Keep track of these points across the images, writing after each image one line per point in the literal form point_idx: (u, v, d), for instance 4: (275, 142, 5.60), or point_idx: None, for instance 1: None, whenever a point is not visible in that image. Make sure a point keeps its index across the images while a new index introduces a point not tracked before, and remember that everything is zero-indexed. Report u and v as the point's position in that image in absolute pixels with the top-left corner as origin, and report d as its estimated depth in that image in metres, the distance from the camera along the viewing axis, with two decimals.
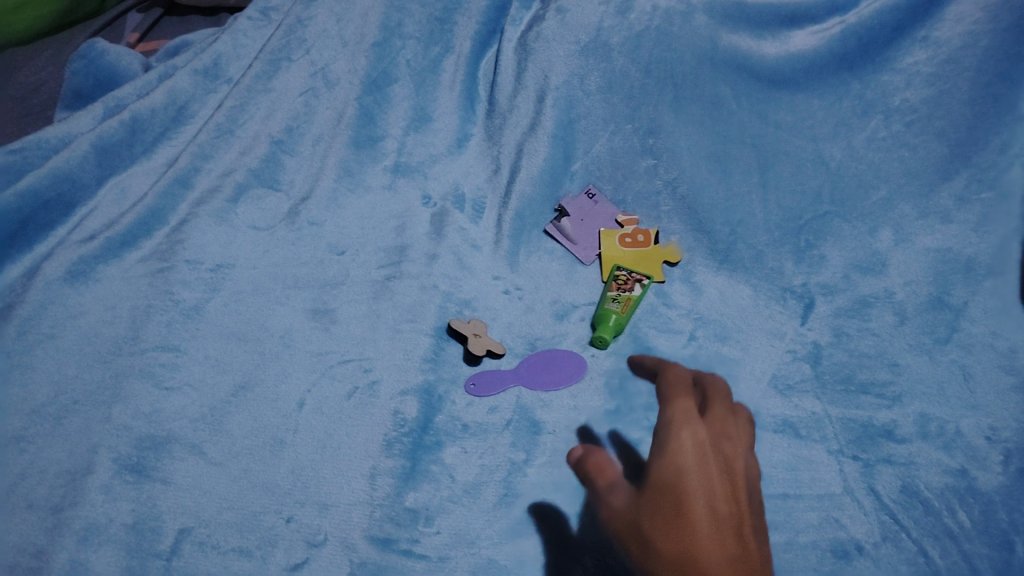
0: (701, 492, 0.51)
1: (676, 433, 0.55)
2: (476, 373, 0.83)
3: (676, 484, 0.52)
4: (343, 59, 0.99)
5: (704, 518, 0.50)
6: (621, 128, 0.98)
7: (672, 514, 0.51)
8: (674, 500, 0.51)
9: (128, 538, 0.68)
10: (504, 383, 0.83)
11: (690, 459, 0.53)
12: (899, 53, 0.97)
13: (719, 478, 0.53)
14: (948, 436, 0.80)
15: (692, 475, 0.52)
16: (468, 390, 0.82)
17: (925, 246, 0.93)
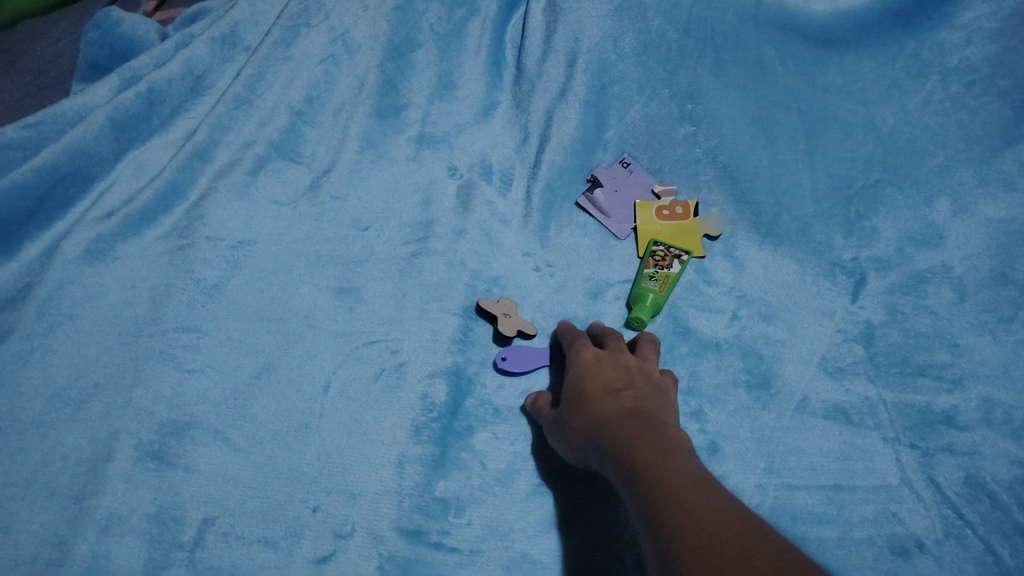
0: (595, 379, 0.64)
1: (574, 356, 0.70)
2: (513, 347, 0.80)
3: (577, 383, 0.65)
4: (363, 25, 0.95)
5: (597, 394, 0.62)
6: (658, 93, 0.93)
7: (577, 403, 0.63)
8: (577, 393, 0.64)
9: (151, 528, 0.66)
10: (536, 361, 0.78)
11: (583, 363, 0.67)
12: (957, 8, 0.89)
13: (608, 367, 0.66)
14: (1015, 423, 0.75)
15: (586, 371, 0.66)
16: (499, 366, 0.78)
17: (986, 217, 0.86)
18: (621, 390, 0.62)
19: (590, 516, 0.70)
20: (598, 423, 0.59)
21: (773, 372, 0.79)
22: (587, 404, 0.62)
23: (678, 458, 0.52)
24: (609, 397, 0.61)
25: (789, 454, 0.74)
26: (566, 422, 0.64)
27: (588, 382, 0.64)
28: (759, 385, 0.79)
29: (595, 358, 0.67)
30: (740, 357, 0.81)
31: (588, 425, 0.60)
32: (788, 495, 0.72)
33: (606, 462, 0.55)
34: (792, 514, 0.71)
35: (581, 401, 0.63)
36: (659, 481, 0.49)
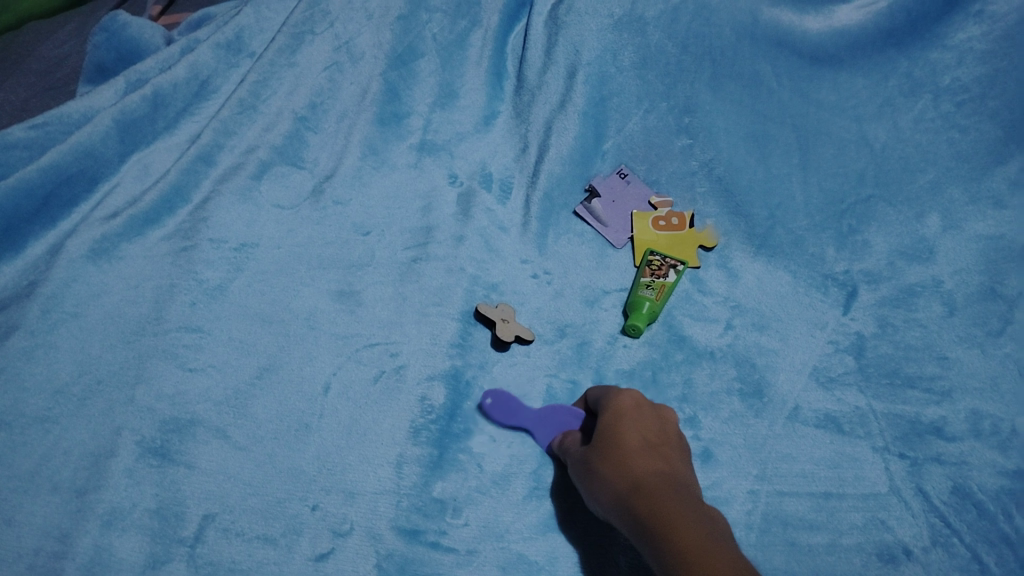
0: (631, 431, 0.64)
1: (608, 401, 0.68)
2: (500, 394, 0.77)
3: (614, 431, 0.64)
4: (367, 33, 0.96)
5: (637, 451, 0.62)
6: (656, 106, 0.94)
7: (613, 454, 0.62)
8: (614, 442, 0.63)
9: (153, 523, 0.67)
10: (516, 419, 0.76)
11: (619, 411, 0.66)
12: (950, 29, 0.92)
13: (645, 424, 0.65)
14: (1002, 435, 0.77)
15: (622, 420, 0.65)
16: (482, 402, 0.77)
17: (975, 233, 0.88)
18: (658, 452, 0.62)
19: (587, 516, 0.72)
20: (637, 481, 0.59)
21: (766, 382, 0.81)
22: (624, 457, 0.61)
23: (720, 542, 0.52)
24: (649, 458, 0.61)
25: (782, 461, 0.76)
26: (597, 470, 0.62)
27: (624, 432, 0.63)
28: (752, 394, 0.80)
29: (632, 407, 0.66)
30: (733, 365, 0.82)
31: (624, 481, 0.59)
32: (780, 502, 0.74)
33: (642, 529, 0.55)
34: (783, 520, 0.73)
35: (617, 452, 0.62)
36: (700, 564, 0.50)
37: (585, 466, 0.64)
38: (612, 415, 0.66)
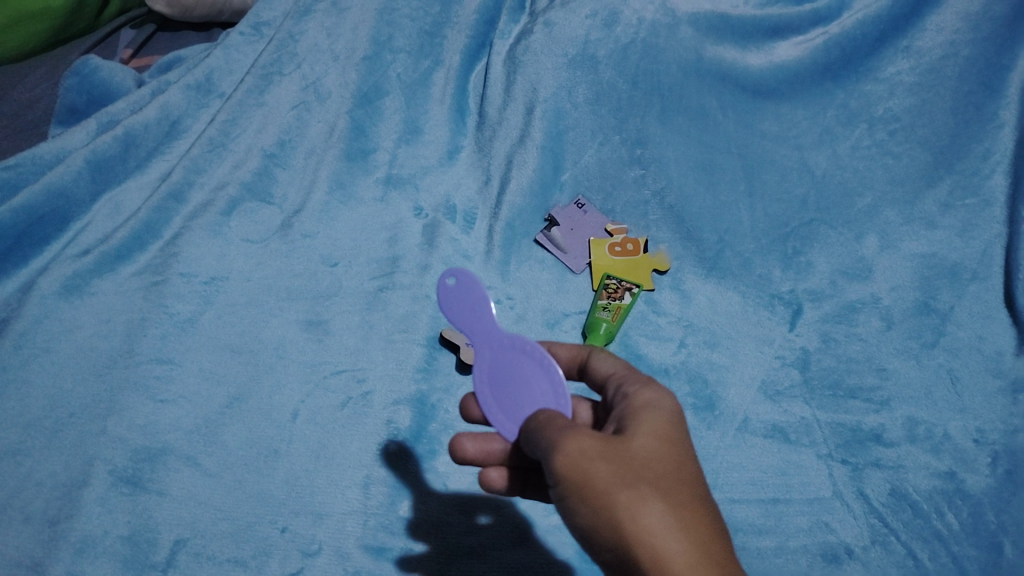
0: (658, 457, 0.49)
1: (639, 400, 0.53)
2: (476, 291, 0.60)
3: (655, 443, 0.49)
4: (334, 73, 1.00)
5: (682, 485, 0.48)
6: (609, 139, 0.99)
7: (654, 474, 0.48)
8: (657, 462, 0.49)
9: (124, 549, 0.69)
10: (468, 323, 0.60)
11: (665, 421, 0.51)
12: (881, 63, 0.99)
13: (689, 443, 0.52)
14: (935, 439, 0.83)
15: (671, 439, 0.50)
16: (445, 274, 0.60)
17: (910, 252, 0.94)
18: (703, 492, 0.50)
19: (526, 540, 0.74)
20: (688, 527, 0.46)
21: (717, 396, 0.86)
22: (672, 489, 0.48)
23: None
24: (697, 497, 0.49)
25: (732, 470, 0.81)
26: (625, 482, 0.47)
27: (654, 463, 0.48)
28: (704, 408, 0.85)
29: (675, 415, 0.52)
30: (687, 382, 0.87)
31: (671, 518, 0.46)
32: (731, 508, 0.79)
33: None
34: (733, 525, 0.78)
35: (663, 479, 0.48)
36: None
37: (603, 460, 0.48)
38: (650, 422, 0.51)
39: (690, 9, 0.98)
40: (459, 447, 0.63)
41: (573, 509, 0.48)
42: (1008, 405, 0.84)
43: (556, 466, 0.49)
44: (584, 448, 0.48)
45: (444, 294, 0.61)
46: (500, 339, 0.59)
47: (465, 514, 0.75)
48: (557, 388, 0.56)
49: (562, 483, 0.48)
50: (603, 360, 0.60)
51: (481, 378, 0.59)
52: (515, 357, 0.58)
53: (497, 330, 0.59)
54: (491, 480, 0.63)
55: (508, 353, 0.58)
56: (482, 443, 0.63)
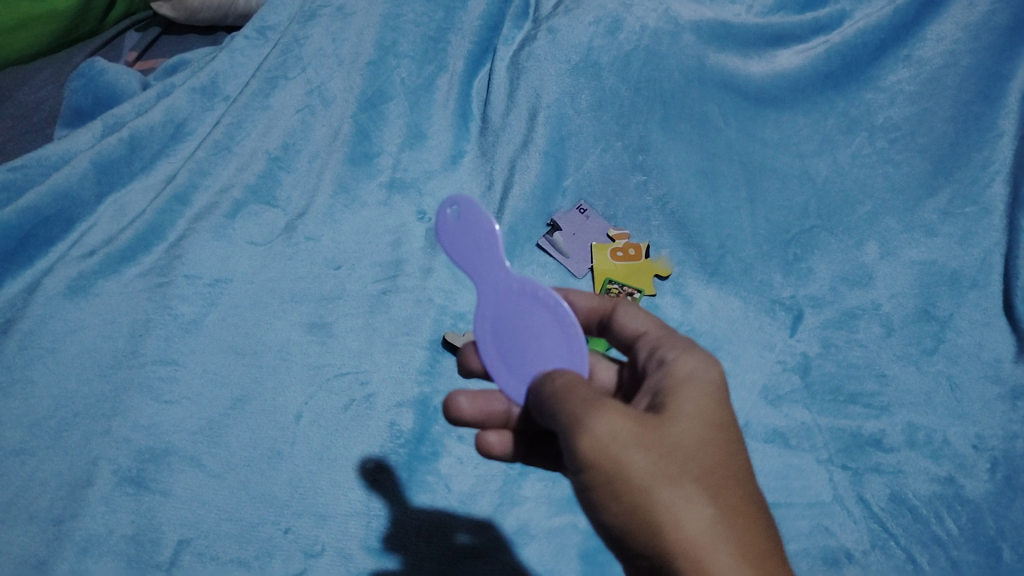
0: (693, 440, 0.49)
1: (679, 374, 0.52)
2: (482, 224, 0.58)
3: (691, 426, 0.49)
4: (338, 78, 1.00)
5: (717, 472, 0.49)
6: (612, 145, 1.00)
7: (687, 457, 0.48)
8: (691, 443, 0.48)
9: (129, 549, 0.70)
10: (466, 259, 0.59)
11: (703, 398, 0.51)
12: (882, 71, 1.00)
13: (730, 417, 0.52)
14: (935, 444, 0.83)
15: (711, 418, 0.50)
16: (444, 204, 0.59)
17: (910, 259, 0.95)
18: (744, 467, 0.50)
19: (493, 553, 0.74)
20: (722, 509, 0.47)
21: None
22: (707, 471, 0.48)
23: None
24: (734, 474, 0.49)
25: None
26: (657, 467, 0.47)
27: (690, 448, 0.48)
28: None
29: (713, 389, 0.52)
30: None
31: (702, 500, 0.47)
32: None
33: None
34: None
35: (699, 462, 0.48)
36: None
37: (633, 442, 0.47)
38: (685, 401, 0.51)
39: (694, 16, 0.98)
40: (455, 402, 0.63)
41: (597, 491, 0.48)
42: (1007, 412, 0.85)
43: (585, 449, 0.48)
44: (612, 427, 0.48)
45: (446, 228, 0.59)
46: (507, 282, 0.57)
47: (431, 535, 0.74)
48: (569, 338, 0.55)
49: (586, 465, 0.48)
50: (631, 317, 0.60)
51: (483, 325, 0.59)
52: (521, 304, 0.57)
53: (505, 271, 0.57)
54: (490, 443, 0.64)
55: (515, 299, 0.57)
56: (481, 401, 0.63)
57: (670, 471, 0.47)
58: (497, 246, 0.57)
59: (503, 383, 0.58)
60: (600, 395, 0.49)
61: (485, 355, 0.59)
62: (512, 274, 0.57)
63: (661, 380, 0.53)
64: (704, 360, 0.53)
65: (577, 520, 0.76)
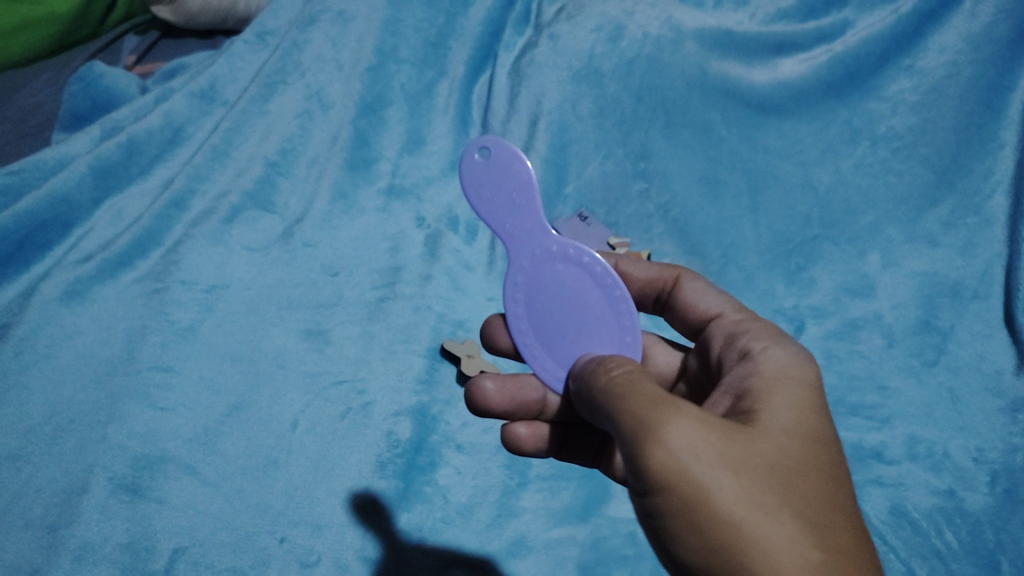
0: (784, 458, 0.44)
1: (768, 373, 0.51)
2: (516, 179, 0.56)
3: (780, 443, 0.45)
4: (338, 83, 1.00)
5: (813, 496, 0.44)
6: (613, 152, 0.99)
7: (778, 481, 0.43)
8: (781, 461, 0.44)
9: (123, 558, 0.68)
10: (496, 216, 0.57)
11: (793, 409, 0.48)
12: (884, 81, 0.99)
13: (827, 431, 0.48)
14: (935, 457, 0.83)
15: (805, 433, 0.47)
16: (471, 151, 0.57)
17: (912, 269, 0.96)
18: (844, 493, 0.46)
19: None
20: (824, 547, 0.42)
21: None
22: (803, 498, 0.43)
23: None
24: (834, 501, 0.45)
25: None
26: (746, 491, 0.42)
27: (783, 469, 0.44)
28: None
29: (802, 399, 0.49)
30: None
31: (798, 534, 0.42)
32: None
33: None
34: None
35: (794, 487, 0.43)
36: None
37: (717, 460, 0.42)
38: (773, 411, 0.47)
39: (696, 24, 0.96)
40: (483, 388, 0.60)
41: (671, 517, 0.42)
42: (1009, 425, 0.84)
43: (659, 464, 0.42)
44: (691, 439, 0.42)
45: (474, 185, 0.57)
46: (544, 245, 0.57)
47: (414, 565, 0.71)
48: (616, 309, 0.55)
49: (659, 484, 0.42)
50: (706, 297, 0.63)
51: (515, 295, 0.58)
52: (559, 269, 0.56)
53: (542, 233, 0.57)
54: (520, 435, 0.64)
55: (553, 264, 0.57)
56: (511, 389, 0.61)
57: (761, 497, 0.42)
58: (533, 204, 0.56)
59: (536, 358, 0.58)
60: (675, 400, 0.44)
61: (517, 328, 0.59)
62: (550, 236, 0.57)
63: (745, 382, 0.51)
64: (791, 361, 0.52)
65: (575, 532, 0.76)
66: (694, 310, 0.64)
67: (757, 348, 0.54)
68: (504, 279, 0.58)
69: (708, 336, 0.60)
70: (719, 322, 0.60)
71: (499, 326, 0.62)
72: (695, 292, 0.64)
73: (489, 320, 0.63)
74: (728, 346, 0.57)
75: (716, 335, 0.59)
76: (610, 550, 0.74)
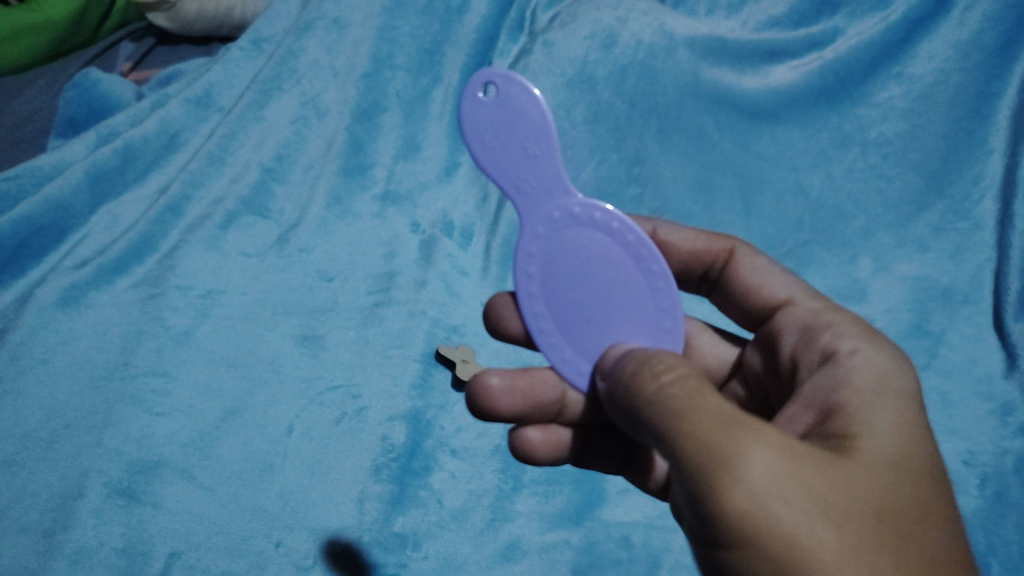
0: (880, 494, 0.42)
1: (859, 387, 0.48)
2: (533, 128, 0.52)
3: (876, 480, 0.42)
4: (333, 90, 1.01)
5: (914, 541, 0.41)
6: (607, 157, 0.97)
7: (874, 525, 0.41)
8: (877, 500, 0.41)
9: (119, 562, 0.68)
10: (501, 161, 0.53)
11: (890, 431, 0.45)
12: (874, 88, 1.00)
13: (926, 450, 0.46)
14: None
15: (904, 461, 0.44)
16: (476, 80, 0.52)
17: (903, 274, 0.97)
18: (949, 525, 0.44)
19: None
20: None
21: None
22: (904, 545, 0.41)
23: None
24: (939, 541, 0.42)
25: None
26: (847, 543, 0.39)
27: (879, 507, 0.41)
28: None
29: (897, 422, 0.46)
30: None
31: None
32: None
33: None
34: None
35: (896, 530, 0.41)
36: None
37: (810, 506, 0.39)
38: (867, 434, 0.45)
39: (688, 32, 0.97)
40: (489, 386, 0.57)
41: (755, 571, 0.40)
42: (999, 427, 0.86)
43: (741, 507, 0.39)
44: (778, 480, 0.39)
45: (480, 130, 0.53)
46: (567, 208, 0.53)
47: None
48: (652, 286, 0.53)
49: (740, 533, 0.39)
50: (776, 283, 0.60)
51: (529, 269, 0.54)
52: (583, 235, 0.53)
53: (562, 192, 0.53)
54: (532, 439, 0.63)
55: (577, 230, 0.53)
56: (523, 387, 0.58)
57: (864, 551, 0.39)
58: (553, 157, 0.52)
59: (555, 344, 0.55)
60: (751, 424, 0.41)
61: (529, 308, 0.55)
62: (572, 196, 0.53)
63: (831, 396, 0.48)
64: (881, 369, 0.49)
65: (569, 535, 0.76)
66: (756, 293, 0.61)
67: (842, 353, 0.51)
68: (516, 250, 0.54)
69: (777, 325, 0.58)
70: (790, 311, 0.58)
71: (508, 308, 0.60)
72: (757, 271, 0.62)
73: (498, 303, 0.61)
74: (804, 345, 0.54)
75: (787, 329, 0.57)
76: (603, 553, 0.75)
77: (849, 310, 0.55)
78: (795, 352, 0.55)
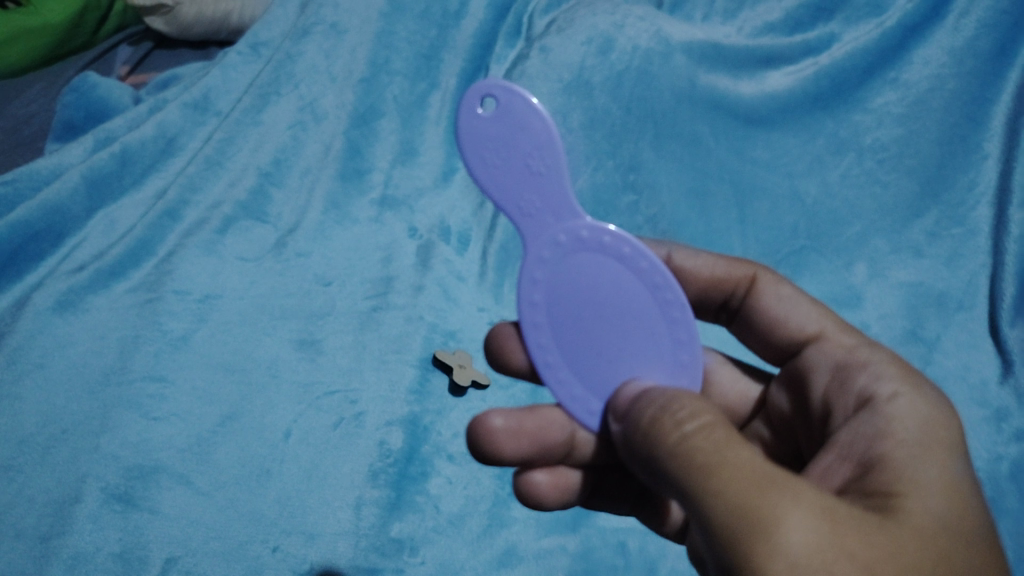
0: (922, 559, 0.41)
1: (898, 438, 0.47)
2: (536, 142, 0.52)
3: (920, 547, 0.41)
4: (331, 94, 1.01)
5: None
6: (603, 164, 0.97)
7: None
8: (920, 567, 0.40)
9: (116, 567, 0.68)
10: (494, 171, 0.53)
11: (931, 489, 0.44)
12: (870, 93, 1.01)
13: (969, 509, 0.45)
14: None
15: (945, 522, 0.43)
16: (474, 92, 0.52)
17: (899, 280, 0.98)
18: None
19: None
20: None
21: None
22: None
23: None
24: None
25: None
26: None
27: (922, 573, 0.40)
28: None
29: (940, 479, 0.45)
30: None
31: None
32: None
33: None
34: None
35: None
36: None
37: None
38: (912, 491, 0.44)
39: (684, 38, 0.98)
40: (493, 428, 0.57)
41: None
42: (993, 433, 0.87)
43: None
44: (817, 548, 0.38)
45: (481, 146, 0.52)
46: (574, 231, 0.53)
47: None
48: (669, 319, 0.53)
49: None
50: (804, 316, 0.60)
51: (533, 297, 0.54)
52: (592, 259, 0.53)
53: (571, 215, 0.53)
54: (537, 482, 0.62)
55: (585, 253, 0.53)
56: (529, 429, 0.58)
57: None
58: (557, 175, 0.53)
59: (562, 379, 0.55)
60: (788, 484, 0.40)
61: (534, 339, 0.55)
62: (579, 218, 0.53)
63: (870, 446, 0.47)
64: (923, 417, 0.49)
65: (565, 542, 0.77)
66: (783, 325, 0.61)
67: (881, 397, 0.50)
68: (521, 275, 0.54)
69: (807, 362, 0.58)
70: (820, 346, 0.57)
71: (512, 339, 0.60)
72: (783, 301, 0.61)
73: (504, 335, 0.61)
74: (839, 387, 0.53)
75: (818, 367, 0.56)
76: (599, 560, 0.76)
77: (884, 347, 0.55)
78: (828, 393, 0.54)
